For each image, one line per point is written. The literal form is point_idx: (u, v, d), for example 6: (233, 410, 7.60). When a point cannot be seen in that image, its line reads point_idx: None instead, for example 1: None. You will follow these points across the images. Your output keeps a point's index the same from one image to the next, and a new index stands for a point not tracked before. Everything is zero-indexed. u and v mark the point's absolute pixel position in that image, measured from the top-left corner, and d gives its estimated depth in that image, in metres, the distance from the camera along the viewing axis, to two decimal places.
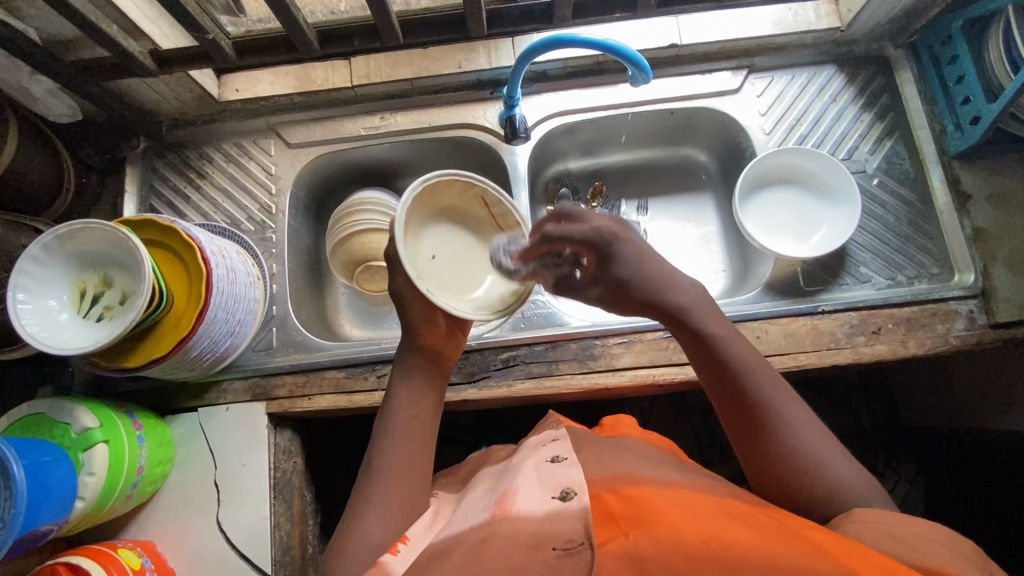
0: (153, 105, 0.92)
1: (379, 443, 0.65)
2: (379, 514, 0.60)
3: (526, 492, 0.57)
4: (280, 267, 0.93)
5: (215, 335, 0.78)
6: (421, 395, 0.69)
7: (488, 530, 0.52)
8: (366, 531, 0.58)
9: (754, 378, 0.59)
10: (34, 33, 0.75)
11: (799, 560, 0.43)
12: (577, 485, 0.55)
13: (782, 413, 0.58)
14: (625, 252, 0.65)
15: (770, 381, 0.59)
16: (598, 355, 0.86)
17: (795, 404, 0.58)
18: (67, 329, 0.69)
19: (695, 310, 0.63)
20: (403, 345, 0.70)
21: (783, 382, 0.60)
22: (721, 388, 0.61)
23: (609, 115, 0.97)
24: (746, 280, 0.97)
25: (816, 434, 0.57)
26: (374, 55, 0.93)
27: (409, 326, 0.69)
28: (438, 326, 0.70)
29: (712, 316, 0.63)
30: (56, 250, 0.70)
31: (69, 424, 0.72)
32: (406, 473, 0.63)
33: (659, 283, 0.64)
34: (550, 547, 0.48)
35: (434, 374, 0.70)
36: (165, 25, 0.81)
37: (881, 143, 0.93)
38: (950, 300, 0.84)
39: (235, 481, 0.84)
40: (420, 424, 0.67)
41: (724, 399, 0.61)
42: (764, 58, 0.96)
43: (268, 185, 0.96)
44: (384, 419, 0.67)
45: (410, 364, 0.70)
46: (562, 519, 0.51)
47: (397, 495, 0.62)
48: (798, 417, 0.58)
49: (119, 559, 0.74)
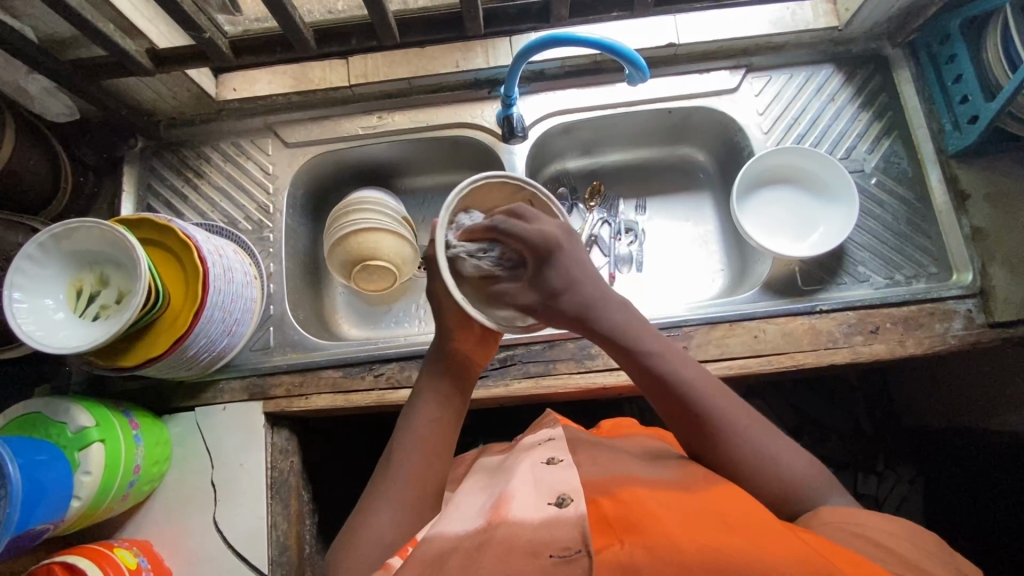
0: (151, 105, 0.92)
1: (400, 439, 0.65)
2: (394, 509, 0.60)
3: (521, 496, 0.56)
4: (277, 267, 0.93)
5: (211, 335, 0.78)
6: (449, 399, 0.69)
7: (484, 535, 0.52)
8: (379, 528, 0.58)
9: (701, 393, 0.59)
10: (31, 32, 0.74)
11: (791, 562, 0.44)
12: (574, 491, 0.55)
13: (733, 424, 0.59)
14: (564, 261, 0.61)
15: (717, 395, 0.60)
16: (596, 354, 0.85)
17: (746, 414, 0.60)
18: (63, 327, 0.69)
19: (629, 330, 0.61)
20: (439, 347, 0.70)
21: (732, 394, 0.61)
22: (670, 405, 0.61)
23: (607, 114, 0.97)
24: (745, 280, 0.97)
25: (778, 440, 0.59)
26: (371, 54, 0.93)
27: (443, 328, 0.70)
28: (473, 331, 0.70)
29: (647, 334, 0.62)
30: (52, 248, 0.70)
31: (65, 422, 0.71)
32: (425, 473, 0.63)
33: (593, 300, 0.61)
34: (547, 555, 0.49)
35: (461, 376, 0.71)
36: (161, 24, 0.81)
37: (879, 142, 0.93)
38: (948, 300, 0.84)
39: (232, 481, 0.84)
40: (443, 426, 0.67)
41: (672, 417, 0.61)
42: (763, 58, 0.96)
43: (266, 185, 0.96)
44: (409, 417, 0.67)
45: (440, 367, 0.70)
46: (558, 526, 0.51)
47: (414, 493, 0.62)
48: (750, 429, 0.59)
49: (115, 559, 0.74)
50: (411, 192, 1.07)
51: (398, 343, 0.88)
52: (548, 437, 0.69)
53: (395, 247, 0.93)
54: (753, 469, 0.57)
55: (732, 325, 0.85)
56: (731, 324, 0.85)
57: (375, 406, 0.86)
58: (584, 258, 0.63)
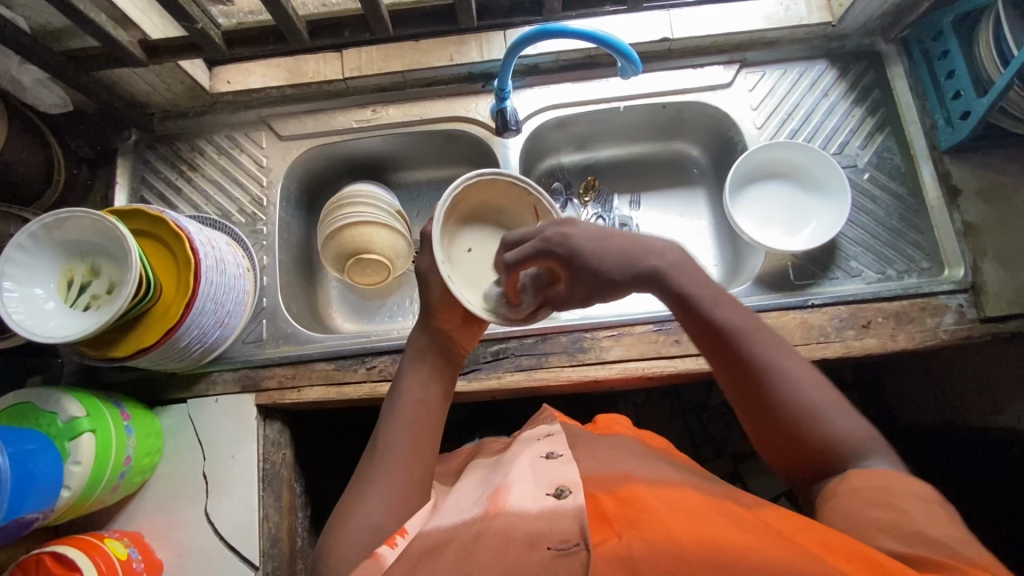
0: (145, 97, 0.92)
1: (388, 419, 0.65)
2: (383, 496, 0.59)
3: (519, 487, 0.57)
4: (269, 260, 0.93)
5: (203, 326, 0.78)
6: (431, 379, 0.68)
7: (481, 526, 0.53)
8: (367, 512, 0.58)
9: (703, 312, 0.57)
10: (23, 22, 0.74)
11: (793, 559, 0.43)
12: (572, 483, 0.56)
13: (808, 405, 0.54)
14: (585, 246, 0.57)
15: (800, 380, 0.55)
16: (588, 348, 0.85)
17: (784, 349, 0.56)
18: (53, 317, 0.68)
19: (636, 267, 0.58)
20: (421, 327, 0.71)
21: (826, 386, 0.55)
22: (743, 386, 0.56)
23: (601, 109, 0.97)
24: (739, 274, 0.97)
25: (838, 409, 0.54)
26: (365, 48, 0.94)
27: (429, 307, 0.69)
28: (454, 310, 0.69)
29: (724, 308, 0.57)
30: (43, 238, 0.70)
31: (54, 413, 0.71)
32: (411, 456, 0.63)
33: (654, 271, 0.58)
34: (545, 547, 0.49)
35: (445, 358, 0.70)
36: (154, 16, 0.81)
37: (872, 137, 0.93)
38: (940, 295, 0.84)
39: (223, 473, 0.84)
40: (427, 409, 0.66)
41: (736, 391, 0.57)
42: (757, 53, 0.96)
43: (260, 177, 0.95)
44: (395, 396, 0.67)
45: (423, 346, 0.70)
46: (557, 518, 0.52)
47: (401, 477, 0.61)
48: (839, 420, 0.54)
49: (105, 550, 0.73)
50: (406, 186, 1.07)
51: (390, 336, 0.88)
52: (548, 432, 0.69)
53: (388, 239, 0.93)
54: (788, 416, 0.54)
55: None
56: None
57: (366, 398, 0.86)
58: (612, 238, 0.58)
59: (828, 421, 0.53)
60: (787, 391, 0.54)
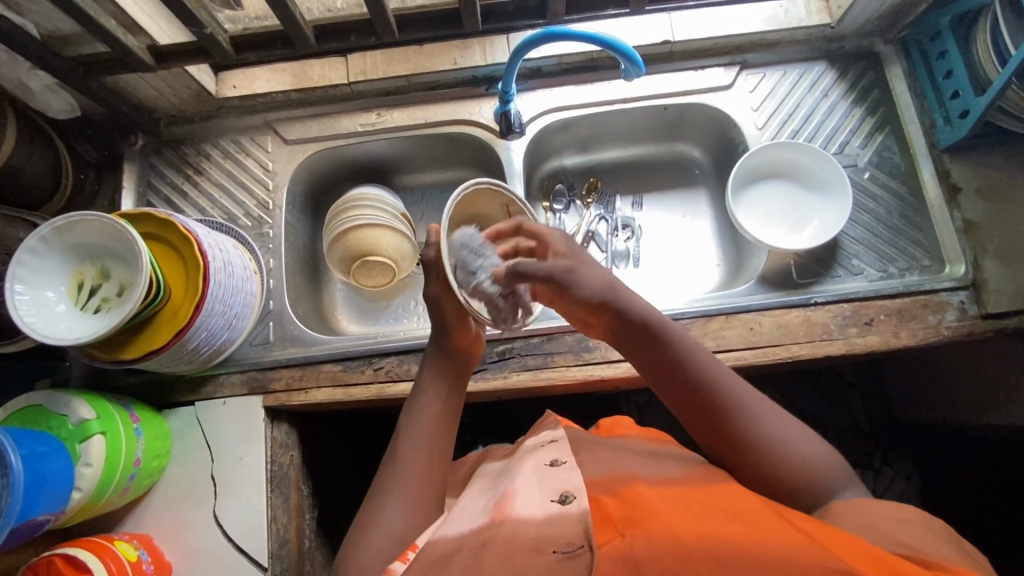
0: (151, 102, 0.93)
1: (405, 431, 0.66)
2: (402, 507, 0.60)
3: (524, 495, 0.57)
4: (276, 262, 0.93)
5: (211, 328, 0.79)
6: (449, 394, 0.70)
7: (489, 532, 0.53)
8: (387, 523, 0.59)
9: (675, 346, 0.63)
10: (34, 28, 0.75)
11: (795, 552, 0.44)
12: (575, 488, 0.56)
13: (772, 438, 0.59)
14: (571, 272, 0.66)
15: (762, 414, 0.60)
16: (594, 347, 0.86)
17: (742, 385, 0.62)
18: (64, 320, 0.69)
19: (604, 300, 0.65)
20: (437, 343, 0.72)
21: (785, 418, 0.61)
22: (711, 428, 0.60)
23: (604, 110, 0.98)
24: (741, 273, 0.98)
25: (802, 437, 0.59)
26: (370, 52, 0.95)
27: (444, 327, 0.71)
28: (469, 329, 0.72)
29: (683, 350, 0.63)
30: (53, 241, 0.70)
31: (65, 415, 0.72)
32: (429, 469, 0.64)
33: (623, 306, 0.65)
34: (552, 551, 0.49)
35: (459, 373, 0.72)
36: (163, 21, 0.82)
37: (873, 137, 0.94)
38: (942, 291, 0.85)
39: (231, 475, 0.84)
40: (444, 421, 0.68)
41: (704, 435, 0.62)
42: (757, 55, 0.97)
43: (265, 181, 0.96)
44: (413, 408, 0.68)
45: (441, 362, 0.71)
46: (562, 521, 0.52)
47: (418, 488, 0.62)
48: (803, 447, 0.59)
49: (115, 552, 0.74)
50: (410, 189, 1.08)
51: (397, 338, 0.89)
52: (552, 438, 0.70)
53: (395, 242, 0.94)
54: (759, 440, 0.58)
55: (728, 317, 0.86)
56: (729, 316, 0.86)
57: (374, 399, 0.86)
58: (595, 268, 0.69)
59: (792, 449, 0.58)
60: (753, 417, 0.59)
